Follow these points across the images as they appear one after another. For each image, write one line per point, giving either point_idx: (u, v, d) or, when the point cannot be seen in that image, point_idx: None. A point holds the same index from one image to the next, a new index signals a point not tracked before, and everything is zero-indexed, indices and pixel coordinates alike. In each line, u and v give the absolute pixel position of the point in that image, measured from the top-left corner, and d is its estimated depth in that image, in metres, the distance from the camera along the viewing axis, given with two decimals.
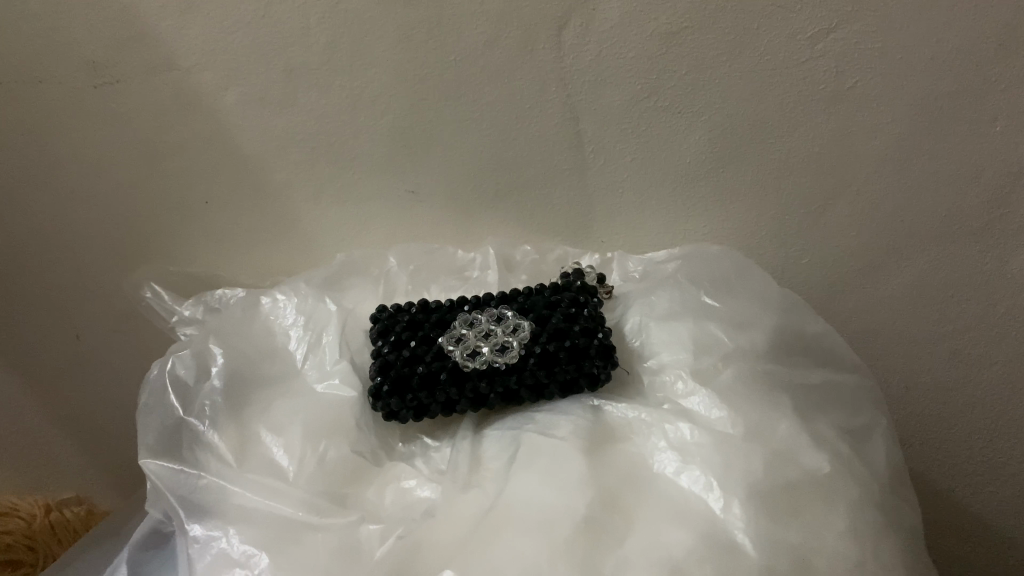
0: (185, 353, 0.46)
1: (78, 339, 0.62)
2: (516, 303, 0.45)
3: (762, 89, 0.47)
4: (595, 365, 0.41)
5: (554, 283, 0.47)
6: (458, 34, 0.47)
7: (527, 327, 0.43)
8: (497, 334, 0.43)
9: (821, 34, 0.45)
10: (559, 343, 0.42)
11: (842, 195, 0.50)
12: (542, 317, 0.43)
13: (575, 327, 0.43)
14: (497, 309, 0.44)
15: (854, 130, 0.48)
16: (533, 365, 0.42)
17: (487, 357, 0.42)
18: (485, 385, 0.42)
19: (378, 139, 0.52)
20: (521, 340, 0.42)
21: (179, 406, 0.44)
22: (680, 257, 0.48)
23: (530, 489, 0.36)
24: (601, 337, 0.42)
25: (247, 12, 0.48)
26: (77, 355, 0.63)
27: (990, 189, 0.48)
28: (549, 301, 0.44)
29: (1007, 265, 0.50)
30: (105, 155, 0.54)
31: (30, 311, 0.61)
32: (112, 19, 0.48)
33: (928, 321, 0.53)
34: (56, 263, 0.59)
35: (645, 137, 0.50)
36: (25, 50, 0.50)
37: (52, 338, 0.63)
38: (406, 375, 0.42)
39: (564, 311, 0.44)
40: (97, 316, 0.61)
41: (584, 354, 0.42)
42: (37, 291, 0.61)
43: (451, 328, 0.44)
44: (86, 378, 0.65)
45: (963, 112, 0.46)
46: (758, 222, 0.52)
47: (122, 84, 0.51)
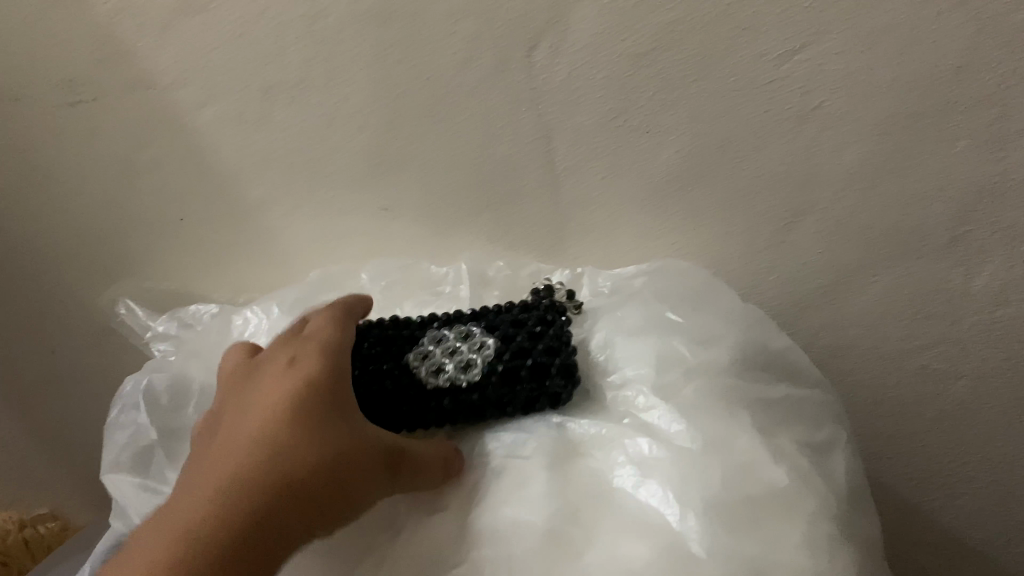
0: (173, 376, 0.49)
1: (57, 350, 0.64)
2: (484, 320, 0.45)
3: (730, 109, 0.48)
4: (555, 383, 0.42)
5: (522, 302, 0.47)
6: (431, 55, 0.48)
7: (492, 345, 0.43)
8: (463, 351, 0.43)
9: (787, 56, 0.46)
10: (523, 361, 0.43)
11: (810, 213, 0.51)
12: (508, 334, 0.44)
13: (538, 345, 0.43)
14: (465, 327, 0.45)
15: (819, 150, 0.49)
16: (496, 382, 0.42)
17: (451, 374, 0.43)
18: (449, 402, 0.43)
19: (354, 158, 0.53)
20: (485, 358, 0.43)
21: (155, 430, 0.46)
22: (647, 273, 0.49)
23: (496, 515, 0.38)
24: (564, 355, 0.43)
25: (224, 32, 0.48)
26: (58, 367, 0.65)
27: (955, 208, 0.49)
28: (515, 319, 0.45)
29: (972, 283, 0.51)
30: (83, 171, 0.55)
31: (17, 320, 0.63)
32: (95, 36, 0.49)
33: (896, 337, 0.54)
34: (42, 275, 0.61)
35: (615, 158, 0.51)
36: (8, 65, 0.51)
37: (37, 346, 0.64)
38: (372, 392, 0.43)
39: (529, 329, 0.44)
40: (75, 328, 0.63)
41: (546, 372, 0.43)
42: (18, 302, 0.62)
43: (419, 344, 0.45)
44: (66, 387, 0.66)
45: (927, 131, 0.47)
46: (725, 243, 0.53)
47: (100, 102, 0.52)
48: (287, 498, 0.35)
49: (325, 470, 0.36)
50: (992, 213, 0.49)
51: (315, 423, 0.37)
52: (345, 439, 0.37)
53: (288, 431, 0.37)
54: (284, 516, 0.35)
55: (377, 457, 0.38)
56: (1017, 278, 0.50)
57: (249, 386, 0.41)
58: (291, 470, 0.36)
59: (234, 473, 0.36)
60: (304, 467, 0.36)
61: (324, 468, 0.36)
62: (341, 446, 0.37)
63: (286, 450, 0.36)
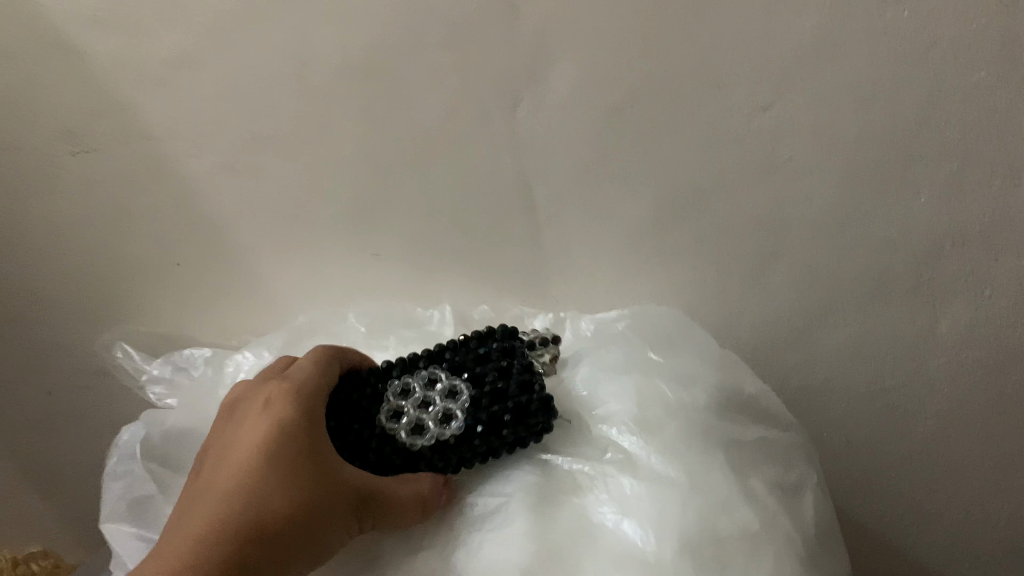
0: (168, 429, 0.50)
1: (51, 392, 0.66)
2: (446, 362, 0.48)
3: (701, 162, 0.51)
4: (538, 420, 0.44)
5: (479, 334, 0.50)
6: (418, 109, 0.50)
7: (467, 392, 0.46)
8: (438, 404, 0.45)
9: (754, 113, 0.49)
10: (503, 404, 0.45)
11: (780, 261, 0.53)
12: (477, 376, 0.46)
13: (511, 383, 0.46)
14: (429, 373, 0.47)
15: (787, 201, 0.51)
16: (483, 430, 0.44)
17: (434, 431, 0.44)
18: (439, 459, 0.44)
19: (344, 206, 0.55)
20: (462, 407, 0.45)
21: (151, 483, 0.48)
22: (630, 316, 0.52)
23: (487, 557, 0.40)
24: (538, 389, 0.46)
25: (218, 87, 0.51)
26: (51, 408, 0.67)
27: (917, 256, 0.52)
28: (478, 356, 0.47)
29: (936, 327, 0.53)
30: (79, 220, 0.57)
31: (9, 362, 0.64)
32: (95, 91, 0.51)
33: (864, 379, 0.57)
34: (37, 319, 0.62)
35: (594, 205, 0.53)
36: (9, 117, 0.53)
37: (32, 387, 0.65)
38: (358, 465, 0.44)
39: (496, 365, 0.47)
40: (70, 370, 0.64)
41: (527, 411, 0.45)
42: (11, 346, 0.63)
43: (388, 405, 0.46)
44: (59, 428, 0.68)
45: (890, 180, 0.50)
46: (700, 286, 0.56)
47: (96, 153, 0.54)
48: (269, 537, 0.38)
49: (295, 513, 0.39)
50: (951, 261, 0.51)
51: (295, 472, 0.40)
52: (314, 484, 0.40)
53: (262, 475, 0.40)
54: (255, 557, 0.38)
55: (344, 499, 0.41)
56: (979, 319, 0.52)
57: (228, 427, 0.44)
58: (264, 513, 0.39)
59: (212, 516, 0.39)
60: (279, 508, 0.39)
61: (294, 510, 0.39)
62: (310, 491, 0.40)
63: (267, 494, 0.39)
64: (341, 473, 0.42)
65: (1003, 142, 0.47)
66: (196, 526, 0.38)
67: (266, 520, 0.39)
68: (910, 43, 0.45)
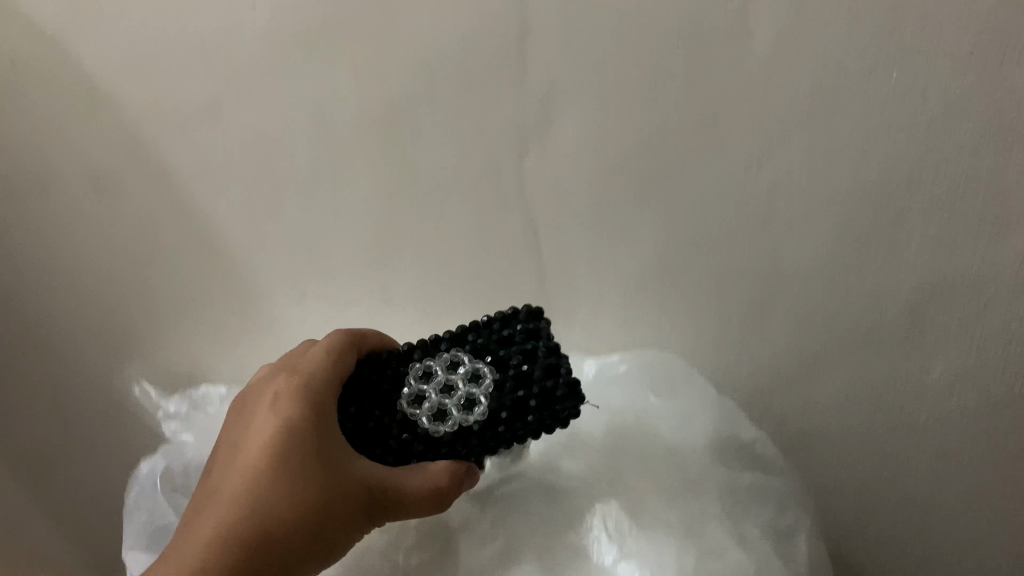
0: (186, 461, 0.52)
1: (70, 423, 0.68)
2: (469, 344, 0.46)
3: (701, 212, 0.53)
4: (563, 407, 0.42)
5: (504, 313, 0.47)
6: (431, 157, 0.54)
7: (489, 376, 0.44)
8: (460, 389, 0.44)
9: (752, 166, 0.51)
10: (527, 390, 0.43)
11: (776, 309, 0.55)
12: (500, 359, 0.45)
13: (536, 368, 0.44)
14: (452, 355, 0.46)
15: (784, 252, 0.53)
16: (506, 417, 0.43)
17: (456, 418, 0.44)
18: (461, 445, 0.44)
19: (359, 248, 0.58)
20: (485, 392, 0.44)
21: (171, 512, 0.50)
22: (631, 361, 0.53)
23: None
24: (564, 373, 0.43)
25: (245, 134, 0.54)
26: (70, 439, 0.69)
27: (909, 305, 0.53)
28: (502, 338, 0.46)
29: (928, 374, 0.55)
30: (106, 257, 0.60)
31: (33, 393, 0.67)
32: (128, 133, 0.55)
33: (859, 425, 0.58)
34: (60, 353, 0.65)
35: (597, 250, 0.56)
36: (49, 159, 0.57)
37: (49, 420, 0.68)
38: (380, 453, 0.45)
39: (521, 347, 0.45)
40: (90, 402, 0.66)
41: (552, 397, 0.43)
42: (37, 376, 0.66)
43: (412, 389, 0.46)
44: (76, 459, 0.70)
45: (882, 232, 0.52)
46: (699, 333, 0.57)
47: (125, 194, 0.57)
48: (276, 541, 0.41)
49: (301, 515, 0.42)
50: (942, 311, 0.53)
51: (298, 473, 0.42)
52: (318, 484, 0.42)
53: (269, 477, 0.42)
54: (263, 560, 0.40)
55: (354, 495, 0.42)
56: (970, 367, 0.54)
57: (246, 424, 0.46)
58: (270, 519, 0.41)
59: (222, 524, 0.41)
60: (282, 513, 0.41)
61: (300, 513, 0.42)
62: (314, 491, 0.42)
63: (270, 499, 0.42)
64: (348, 468, 0.43)
65: (990, 198, 0.49)
66: (210, 534, 0.41)
67: (271, 523, 0.41)
68: (897, 103, 0.48)
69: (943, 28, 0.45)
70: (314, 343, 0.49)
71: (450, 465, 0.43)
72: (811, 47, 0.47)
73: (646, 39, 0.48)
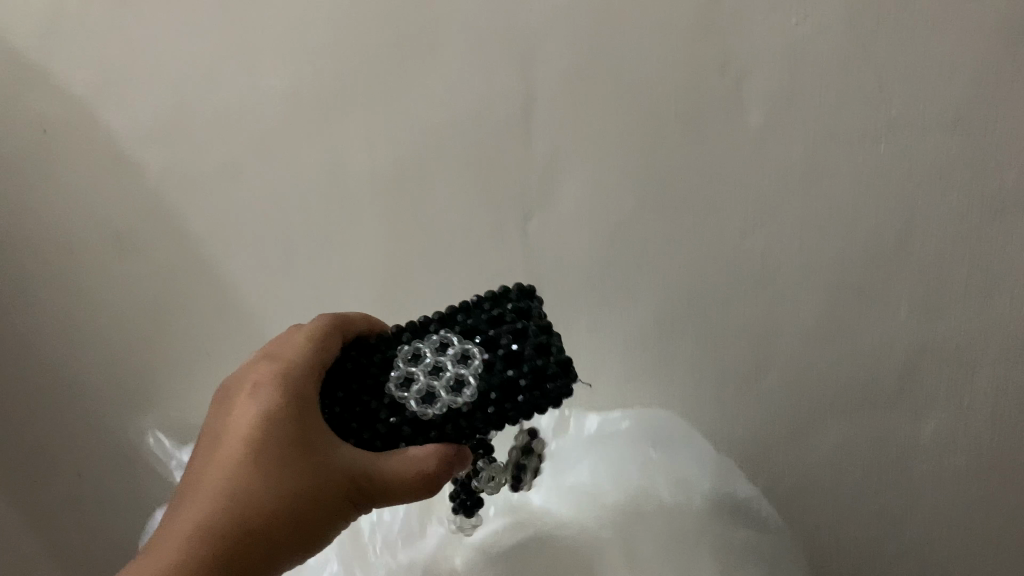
0: None
1: (87, 469, 0.70)
2: (458, 324, 0.44)
3: (698, 276, 0.55)
4: (556, 385, 0.40)
5: (493, 292, 0.46)
6: (441, 218, 0.57)
7: (479, 356, 0.42)
8: (448, 370, 0.42)
9: (746, 233, 0.53)
10: (517, 369, 0.41)
11: (771, 370, 0.57)
12: (490, 338, 0.43)
13: (528, 346, 0.41)
14: (440, 335, 0.43)
15: (777, 315, 0.55)
16: (497, 397, 0.41)
17: (445, 400, 0.41)
18: (451, 427, 0.42)
19: (372, 301, 0.62)
20: (474, 372, 0.41)
21: None
22: (631, 420, 0.56)
23: None
24: (557, 351, 0.41)
25: (266, 196, 0.58)
26: (87, 485, 0.71)
27: (899, 367, 0.55)
28: (491, 317, 0.43)
29: (920, 434, 0.57)
30: (130, 310, 0.64)
31: (52, 440, 0.69)
32: (155, 193, 0.59)
33: (854, 484, 0.59)
34: (81, 403, 0.68)
35: (598, 309, 0.59)
36: (80, 218, 0.60)
37: (65, 469, 0.70)
38: (368, 437, 0.42)
39: (511, 326, 0.43)
40: (110, 447, 0.69)
41: (544, 374, 0.40)
42: (56, 424, 0.68)
43: (398, 371, 0.43)
44: (92, 505, 0.72)
45: (871, 299, 0.54)
46: (696, 392, 0.60)
47: (151, 251, 0.61)
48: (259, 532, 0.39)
49: (282, 505, 0.39)
50: (931, 373, 0.55)
51: (280, 461, 0.40)
52: (303, 472, 0.40)
53: (247, 466, 0.40)
54: (246, 553, 0.38)
55: (340, 483, 0.40)
56: (958, 429, 0.56)
57: (223, 410, 0.44)
58: (252, 507, 0.39)
59: (203, 513, 0.39)
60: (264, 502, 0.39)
61: (281, 503, 0.39)
62: (299, 478, 0.40)
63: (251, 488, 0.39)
64: (333, 456, 0.41)
65: (974, 268, 0.51)
66: (190, 525, 0.39)
67: (251, 515, 0.39)
68: (884, 176, 0.50)
69: (925, 105, 0.48)
70: (296, 326, 0.47)
71: (439, 449, 0.41)
72: (801, 125, 0.50)
73: (644, 115, 0.51)
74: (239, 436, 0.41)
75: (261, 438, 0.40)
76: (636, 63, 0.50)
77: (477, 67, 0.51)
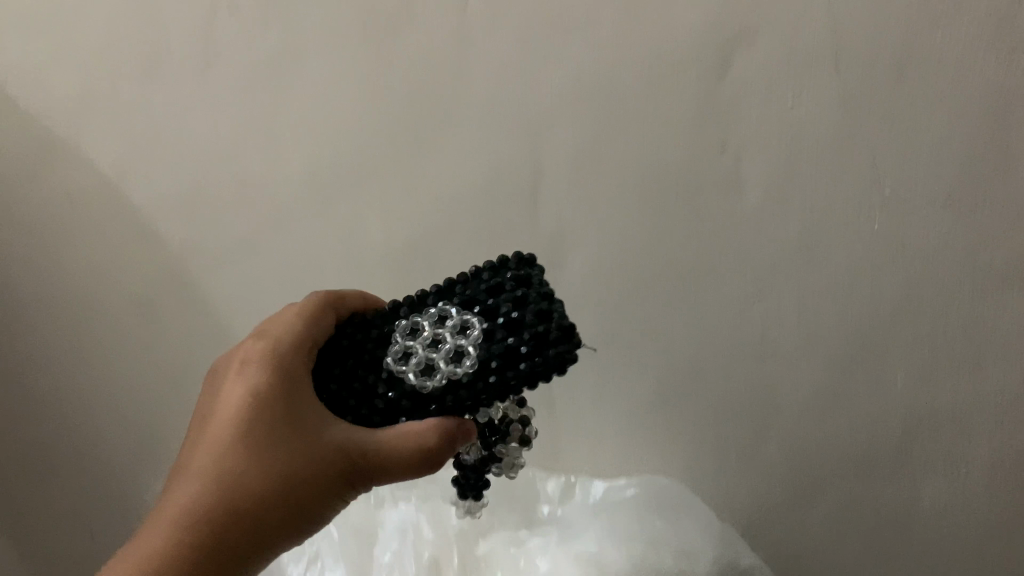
0: None
1: (113, 513, 0.74)
2: (457, 296, 0.43)
3: (700, 346, 0.57)
4: (559, 351, 0.38)
5: (493, 263, 0.45)
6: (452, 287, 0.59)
7: (478, 326, 0.41)
8: (447, 341, 0.41)
9: (747, 304, 0.55)
10: (518, 335, 0.39)
11: (771, 438, 0.59)
12: (489, 308, 0.41)
13: (527, 313, 0.39)
14: (439, 308, 0.42)
15: (777, 384, 0.57)
16: (497, 365, 0.39)
17: (445, 371, 0.40)
18: (450, 399, 0.40)
19: None
20: (474, 342, 0.40)
21: None
22: (637, 484, 0.59)
23: None
24: (558, 316, 0.39)
25: (285, 266, 0.61)
26: (111, 530, 0.74)
27: (897, 435, 0.57)
28: (490, 286, 0.42)
29: (918, 502, 0.58)
30: (155, 367, 0.67)
31: (81, 485, 0.73)
32: (178, 262, 0.62)
33: (851, 548, 0.61)
34: (111, 453, 0.71)
35: (602, 377, 0.60)
36: (109, 281, 0.63)
37: (92, 512, 0.74)
38: (366, 414, 0.42)
39: (511, 293, 0.41)
40: (134, 494, 0.73)
41: (545, 339, 0.38)
42: (86, 469, 0.72)
43: (397, 346, 0.42)
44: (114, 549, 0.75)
45: (867, 370, 0.56)
46: (699, 455, 0.61)
47: (175, 314, 0.64)
48: (253, 509, 0.39)
49: (275, 481, 0.40)
50: (928, 444, 0.56)
51: (271, 439, 0.41)
52: (294, 450, 0.40)
53: (241, 445, 0.41)
54: (240, 530, 0.39)
55: (330, 459, 0.40)
56: (956, 495, 0.57)
57: (216, 393, 0.44)
58: (243, 486, 0.40)
59: (196, 492, 0.40)
60: (255, 480, 0.40)
61: (275, 480, 0.40)
62: (289, 456, 0.40)
63: (243, 468, 0.40)
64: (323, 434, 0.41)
65: (966, 341, 0.53)
66: (183, 505, 0.39)
67: (245, 496, 0.39)
68: (879, 252, 0.52)
69: (917, 187, 0.50)
70: (288, 306, 0.48)
71: (439, 423, 0.40)
72: (797, 204, 0.52)
73: (648, 193, 0.53)
74: (229, 416, 0.42)
75: (249, 417, 0.41)
76: (639, 144, 0.52)
77: (487, 146, 0.54)
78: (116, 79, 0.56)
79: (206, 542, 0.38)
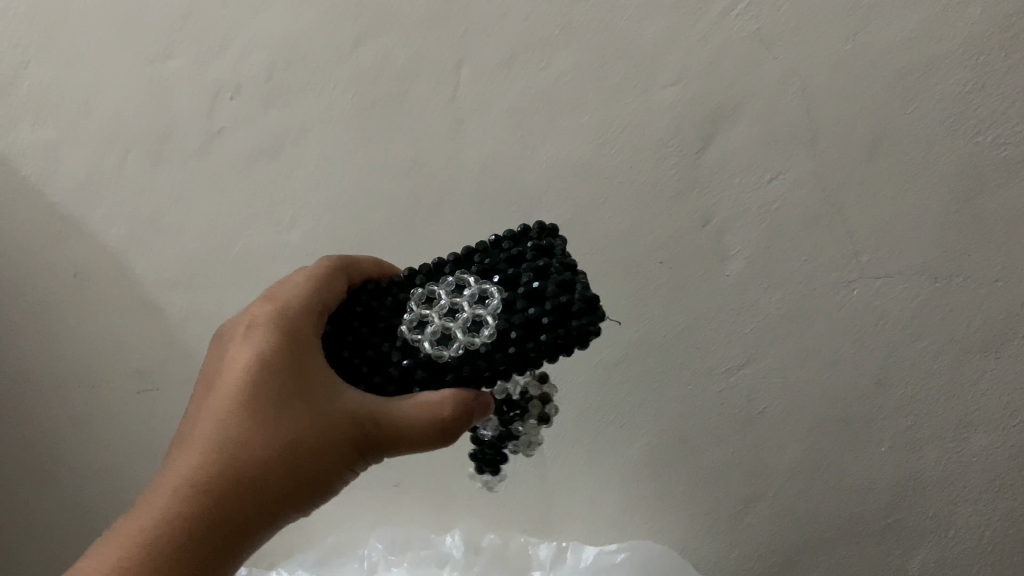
0: None
1: None
2: (475, 265, 0.43)
3: (690, 410, 0.58)
4: (582, 323, 0.38)
5: (512, 233, 0.44)
6: None
7: (497, 296, 0.40)
8: (465, 311, 0.40)
9: (735, 368, 0.56)
10: (539, 307, 0.39)
11: (762, 499, 0.60)
12: (510, 278, 0.41)
13: (550, 284, 0.39)
14: (458, 276, 0.43)
15: (766, 447, 0.59)
16: (518, 336, 0.39)
17: (463, 341, 0.40)
18: (468, 369, 0.40)
19: None
20: (493, 312, 0.40)
21: None
22: (628, 548, 0.63)
23: None
24: (581, 288, 0.39)
25: None
26: None
27: (885, 497, 0.58)
28: (511, 255, 0.42)
29: (908, 561, 0.59)
30: (157, 437, 0.69)
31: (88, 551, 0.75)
32: (180, 332, 0.64)
33: None
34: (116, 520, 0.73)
35: (594, 443, 0.62)
36: (113, 351, 0.65)
37: None
38: (380, 382, 0.42)
39: (533, 263, 0.41)
40: None
41: (569, 311, 0.38)
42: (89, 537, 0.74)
43: (415, 313, 0.42)
44: None
45: (853, 436, 0.57)
46: (691, 517, 0.62)
47: (177, 386, 0.66)
48: (256, 483, 0.38)
49: (280, 453, 0.38)
50: (915, 505, 0.58)
51: (275, 410, 0.39)
52: (301, 421, 0.39)
53: (244, 415, 0.39)
54: (244, 503, 0.38)
55: (339, 430, 0.39)
56: (945, 558, 0.58)
57: (222, 357, 0.43)
58: (246, 457, 0.38)
59: (198, 464, 0.39)
60: (259, 452, 0.38)
61: (278, 451, 0.38)
62: (296, 427, 0.39)
63: (245, 440, 0.39)
64: (332, 405, 0.40)
65: (950, 408, 0.54)
66: (186, 477, 0.38)
67: (249, 469, 0.38)
68: (860, 320, 0.53)
69: (895, 257, 0.51)
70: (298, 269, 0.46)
71: (456, 393, 0.39)
72: (779, 276, 0.53)
73: (635, 266, 0.55)
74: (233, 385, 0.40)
75: (254, 387, 0.40)
76: (625, 218, 0.54)
77: (483, 218, 0.56)
78: (124, 157, 0.58)
79: (206, 517, 0.37)
